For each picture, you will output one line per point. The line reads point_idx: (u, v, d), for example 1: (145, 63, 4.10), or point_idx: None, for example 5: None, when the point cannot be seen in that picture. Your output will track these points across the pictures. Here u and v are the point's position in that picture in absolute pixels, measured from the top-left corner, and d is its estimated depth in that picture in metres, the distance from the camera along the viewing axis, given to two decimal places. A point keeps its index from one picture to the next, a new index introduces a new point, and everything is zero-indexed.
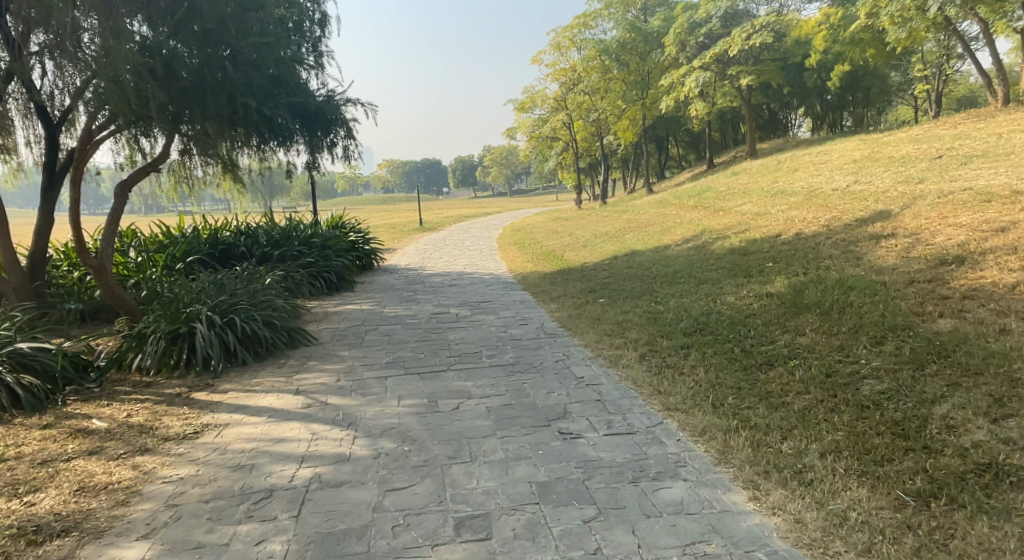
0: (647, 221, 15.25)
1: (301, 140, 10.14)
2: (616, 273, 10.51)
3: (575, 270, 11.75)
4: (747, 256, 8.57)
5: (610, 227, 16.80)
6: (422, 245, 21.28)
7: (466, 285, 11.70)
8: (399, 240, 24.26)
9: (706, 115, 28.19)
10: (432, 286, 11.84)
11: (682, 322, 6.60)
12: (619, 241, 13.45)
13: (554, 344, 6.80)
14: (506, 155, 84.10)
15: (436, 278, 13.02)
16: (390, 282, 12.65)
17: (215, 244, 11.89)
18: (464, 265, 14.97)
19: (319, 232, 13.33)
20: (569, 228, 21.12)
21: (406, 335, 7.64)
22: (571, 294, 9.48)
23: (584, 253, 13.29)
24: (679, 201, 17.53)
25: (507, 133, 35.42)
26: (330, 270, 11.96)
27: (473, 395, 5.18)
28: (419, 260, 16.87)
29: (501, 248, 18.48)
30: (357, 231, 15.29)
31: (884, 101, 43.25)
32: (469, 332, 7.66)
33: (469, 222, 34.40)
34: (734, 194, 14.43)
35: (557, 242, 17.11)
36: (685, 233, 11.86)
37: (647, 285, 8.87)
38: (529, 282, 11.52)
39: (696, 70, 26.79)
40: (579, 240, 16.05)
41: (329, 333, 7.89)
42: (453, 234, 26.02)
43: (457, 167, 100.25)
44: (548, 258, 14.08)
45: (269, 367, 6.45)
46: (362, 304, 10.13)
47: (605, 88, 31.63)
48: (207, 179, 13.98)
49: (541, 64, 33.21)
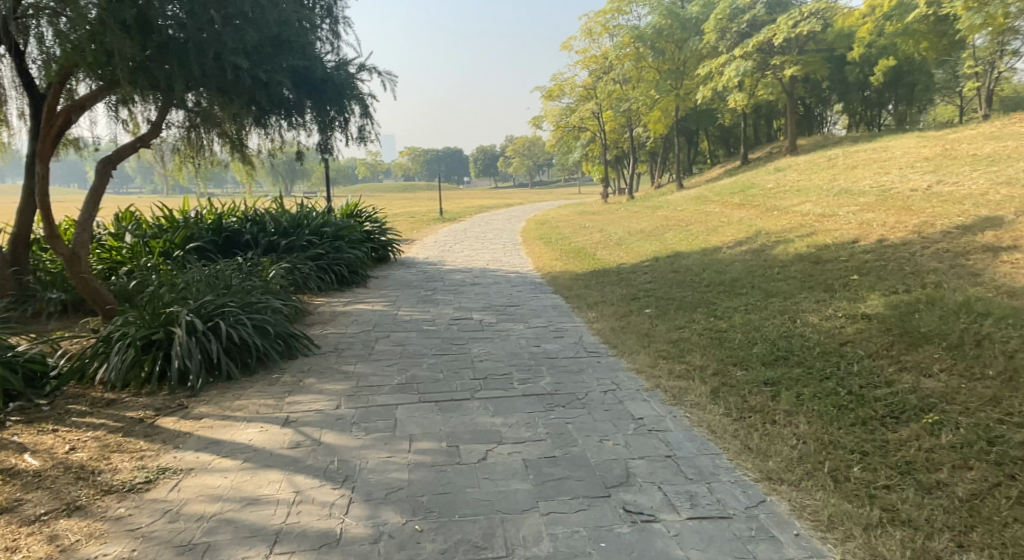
0: (687, 219, 14.06)
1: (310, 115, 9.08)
2: (659, 277, 9.35)
3: (612, 271, 10.61)
4: (819, 265, 7.37)
5: (646, 224, 15.61)
6: (443, 237, 20.21)
7: (490, 284, 10.61)
8: (418, 230, 23.24)
9: (745, 107, 26.82)
10: (453, 284, 10.77)
11: (756, 346, 5.44)
12: (658, 240, 12.29)
13: (598, 366, 5.69)
14: (530, 145, 82.81)
15: (457, 274, 11.94)
16: (407, 278, 11.59)
17: (218, 232, 10.87)
18: (488, 260, 13.87)
19: (333, 221, 12.34)
20: (598, 223, 19.94)
21: (423, 346, 6.56)
22: (610, 301, 8.34)
23: (620, 252, 12.15)
24: (720, 198, 16.32)
25: (534, 121, 34.25)
26: (341, 263, 10.94)
27: (504, 440, 4.07)
28: (439, 253, 15.80)
29: (526, 242, 17.37)
30: (374, 220, 14.24)
31: (928, 99, 41.45)
32: (496, 345, 6.55)
33: (492, 213, 33.31)
34: (785, 193, 13.21)
35: (588, 238, 15.95)
36: (735, 233, 10.67)
37: (699, 294, 7.71)
38: (560, 283, 10.40)
39: (737, 59, 25.41)
40: (612, 237, 14.89)
41: (335, 340, 6.83)
42: (474, 225, 24.94)
43: (480, 156, 99.11)
44: (580, 256, 12.94)
45: (257, 385, 5.38)
46: (374, 303, 9.08)
47: (638, 77, 30.30)
48: (215, 158, 13.00)
49: (570, 50, 31.92)
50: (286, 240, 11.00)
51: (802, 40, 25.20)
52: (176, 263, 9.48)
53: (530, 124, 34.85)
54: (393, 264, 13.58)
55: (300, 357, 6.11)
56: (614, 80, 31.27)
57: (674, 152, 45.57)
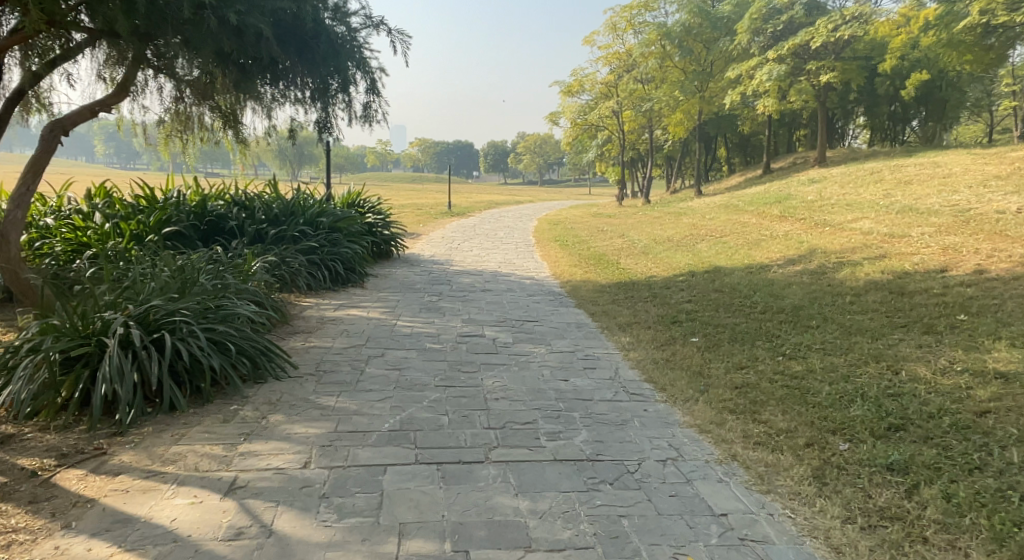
0: (719, 229, 12.80)
1: (304, 77, 7.91)
2: (700, 296, 8.07)
3: (641, 286, 9.34)
4: (904, 297, 6.14)
5: (671, 232, 14.36)
6: (449, 233, 18.98)
7: (503, 293, 9.38)
8: (424, 224, 21.97)
9: (774, 114, 25.59)
10: (460, 291, 9.53)
11: (855, 405, 4.25)
12: (691, 252, 11.04)
13: (646, 417, 4.44)
14: (542, 143, 81.67)
15: (465, 278, 10.70)
16: (410, 279, 10.39)
17: (201, 218, 9.64)
18: (499, 263, 12.67)
19: (332, 210, 11.09)
20: (615, 227, 18.69)
21: (423, 373, 5.32)
22: (646, 325, 7.06)
23: (648, 263, 10.92)
24: (753, 207, 15.08)
25: (550, 116, 32.95)
26: (336, 258, 9.71)
27: (534, 546, 2.86)
28: (446, 251, 14.58)
29: (540, 244, 16.14)
30: (377, 211, 13.01)
31: (957, 116, 40.23)
32: (514, 376, 5.31)
33: (501, 210, 31.97)
34: (831, 207, 11.96)
35: (607, 244, 14.72)
36: (783, 250, 9.44)
37: (756, 322, 6.47)
38: (583, 296, 9.15)
39: (770, 63, 24.20)
40: (634, 244, 13.65)
41: (317, 359, 5.61)
42: (483, 221, 23.68)
43: (491, 151, 97.83)
44: (601, 265, 11.70)
45: (206, 421, 4.15)
46: (370, 309, 7.86)
47: (662, 76, 29.02)
48: (206, 134, 11.78)
49: (592, 46, 30.69)
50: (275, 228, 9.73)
51: (840, 45, 23.96)
52: (146, 248, 8.26)
53: (546, 119, 33.59)
54: (394, 261, 12.35)
55: (268, 382, 4.86)
56: (637, 79, 30.03)
57: (692, 157, 44.27)
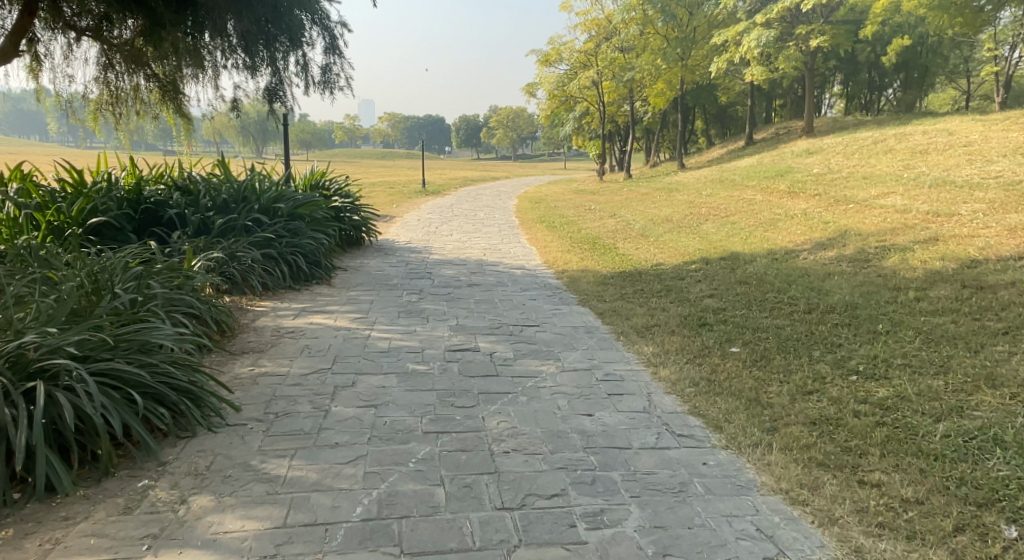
0: (722, 207, 11.76)
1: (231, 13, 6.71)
2: (723, 291, 6.93)
3: (650, 277, 8.20)
4: (986, 295, 5.13)
5: (668, 211, 13.29)
6: (426, 214, 17.75)
7: (492, 290, 8.19)
8: (398, 204, 20.67)
9: (761, 82, 24.77)
10: (443, 287, 8.31)
11: (996, 459, 3.19)
12: (698, 236, 9.96)
13: (707, 477, 3.31)
14: (515, 116, 80.21)
15: (447, 271, 9.48)
16: (385, 272, 9.19)
17: (137, 207, 8.22)
18: (484, 250, 11.51)
19: (292, 193, 9.71)
20: (603, 206, 17.61)
21: (405, 412, 4.12)
22: (669, 331, 5.89)
23: (651, 249, 9.81)
24: (754, 182, 14.16)
25: (527, 88, 31.71)
26: (298, 251, 8.41)
27: None
28: (424, 236, 13.37)
29: (525, 225, 15.01)
30: (344, 193, 11.68)
31: (936, 82, 39.98)
32: (522, 412, 4.15)
33: (478, 187, 30.74)
34: (845, 180, 10.97)
35: (599, 224, 13.65)
36: (806, 230, 8.43)
37: (805, 325, 5.38)
38: (585, 291, 7.99)
39: (757, 27, 23.57)
40: (629, 226, 12.55)
41: (268, 394, 4.39)
42: (460, 201, 22.43)
43: (462, 126, 95.95)
44: (599, 251, 10.57)
45: (97, 513, 2.93)
46: (338, 314, 6.64)
47: (643, 42, 28.54)
48: (142, 107, 10.34)
49: (569, 13, 29.60)
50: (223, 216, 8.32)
51: (829, 8, 23.21)
52: (66, 245, 6.90)
53: (523, 91, 32.33)
54: (366, 250, 11.10)
55: (196, 435, 3.65)
56: (617, 47, 28.96)
57: (671, 130, 43.34)
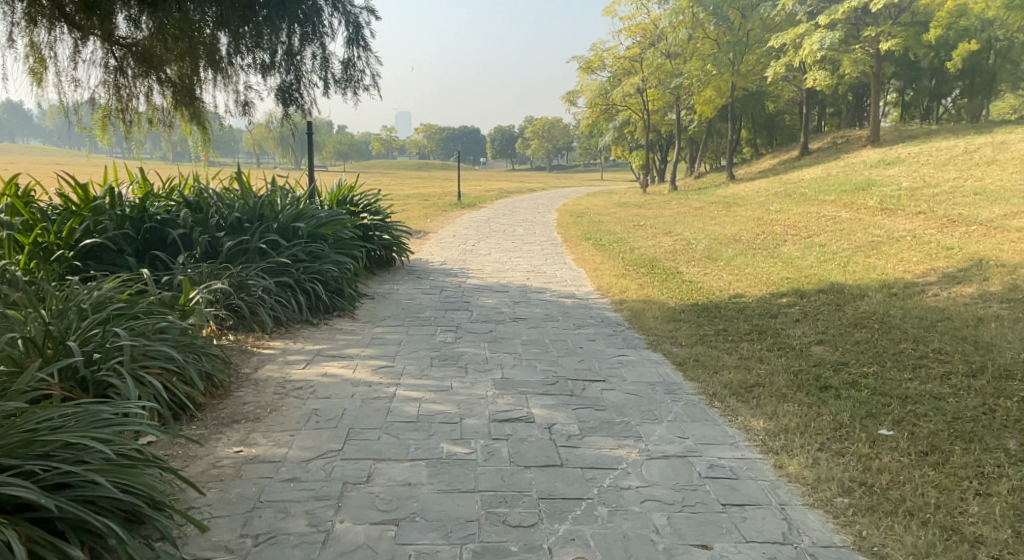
0: (801, 227, 10.35)
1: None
2: (834, 338, 5.58)
3: (733, 313, 6.83)
4: None
5: (733, 229, 11.91)
6: (461, 229, 16.62)
7: (542, 327, 6.88)
8: (431, 218, 19.57)
9: (823, 87, 23.36)
10: (483, 321, 7.05)
11: None
12: (781, 261, 8.58)
13: None
14: (552, 127, 79.41)
15: (488, 300, 8.23)
16: (417, 301, 8.00)
17: (139, 227, 7.14)
18: (528, 273, 10.28)
19: (316, 210, 8.65)
20: (652, 222, 16.27)
21: (437, 537, 2.86)
22: (781, 397, 4.52)
23: (726, 276, 8.44)
24: (828, 196, 12.78)
25: (568, 95, 30.56)
26: (319, 278, 7.26)
27: None
28: (461, 254, 12.20)
29: (569, 243, 13.78)
30: (373, 209, 10.55)
31: (1001, 89, 38.15)
32: (611, 541, 2.85)
33: (515, 199, 29.55)
34: (949, 197, 9.53)
35: (653, 243, 12.37)
36: (922, 258, 7.08)
37: (977, 397, 4.11)
38: (655, 329, 6.65)
39: (820, 30, 22.29)
40: (691, 246, 11.20)
41: (250, 496, 3.16)
42: (496, 214, 21.26)
43: (499, 137, 95.31)
44: (661, 276, 9.23)
45: None
46: (358, 359, 5.42)
47: (692, 47, 27.35)
48: (154, 113, 9.23)
49: (613, 17, 28.52)
50: (234, 237, 7.18)
51: (898, 9, 21.82)
52: (46, 273, 5.82)
53: (564, 99, 31.14)
54: (397, 272, 9.95)
55: None
56: (665, 53, 27.73)
57: (715, 140, 41.84)
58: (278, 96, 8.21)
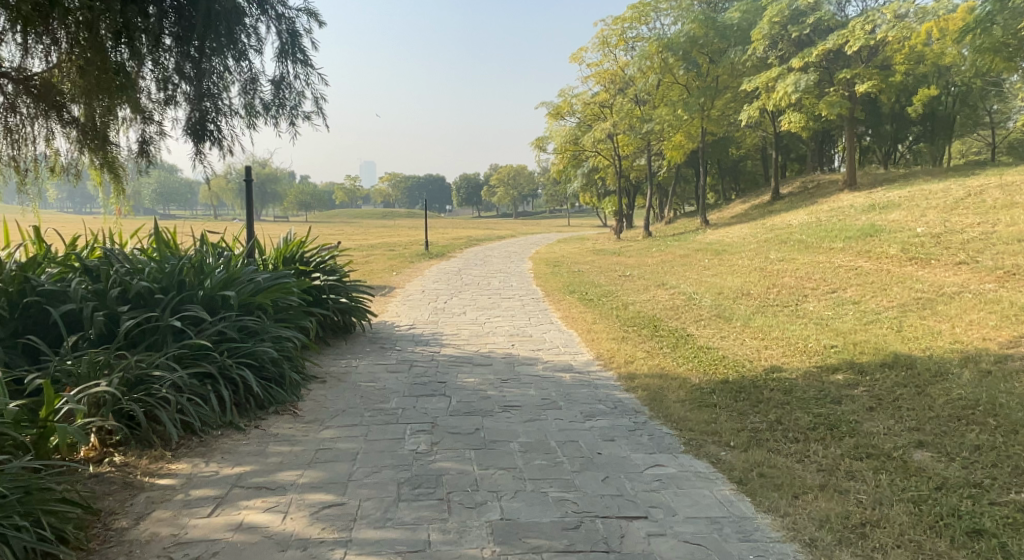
0: (820, 280, 9.13)
1: None
2: (936, 441, 4.22)
3: (780, 397, 5.42)
4: None
5: (737, 282, 10.63)
6: (429, 283, 15.12)
7: (540, 418, 5.38)
8: (396, 270, 18.03)
9: (799, 130, 22.86)
10: (463, 413, 5.53)
11: None
12: (814, 322, 7.27)
13: None
14: (516, 174, 79.02)
15: (468, 378, 6.71)
16: (379, 384, 6.45)
17: (16, 302, 5.48)
18: (511, 338, 8.82)
19: (254, 270, 7.08)
20: (638, 271, 14.98)
21: None
22: (917, 552, 3.15)
23: (752, 344, 7.09)
24: (833, 243, 11.71)
25: (537, 141, 29.69)
26: (250, 363, 5.68)
27: None
28: (431, 315, 10.69)
29: (552, 298, 12.39)
30: (329, 266, 8.81)
31: (959, 132, 38.81)
32: None
33: (485, 247, 28.21)
34: (987, 246, 8.43)
35: (647, 298, 11.06)
36: (998, 324, 5.87)
37: None
38: (687, 421, 5.19)
39: (793, 72, 21.82)
40: (694, 302, 9.86)
41: None
42: (466, 264, 19.79)
43: (463, 184, 94.61)
44: (670, 341, 7.86)
45: None
46: (290, 494, 3.87)
47: (662, 92, 26.76)
48: (56, 162, 7.56)
49: (580, 64, 27.83)
50: (138, 312, 5.56)
51: (871, 52, 21.54)
52: None
53: (532, 145, 30.24)
54: (356, 342, 8.38)
55: None
56: (634, 99, 27.03)
57: (684, 184, 41.50)
58: (188, 130, 6.68)
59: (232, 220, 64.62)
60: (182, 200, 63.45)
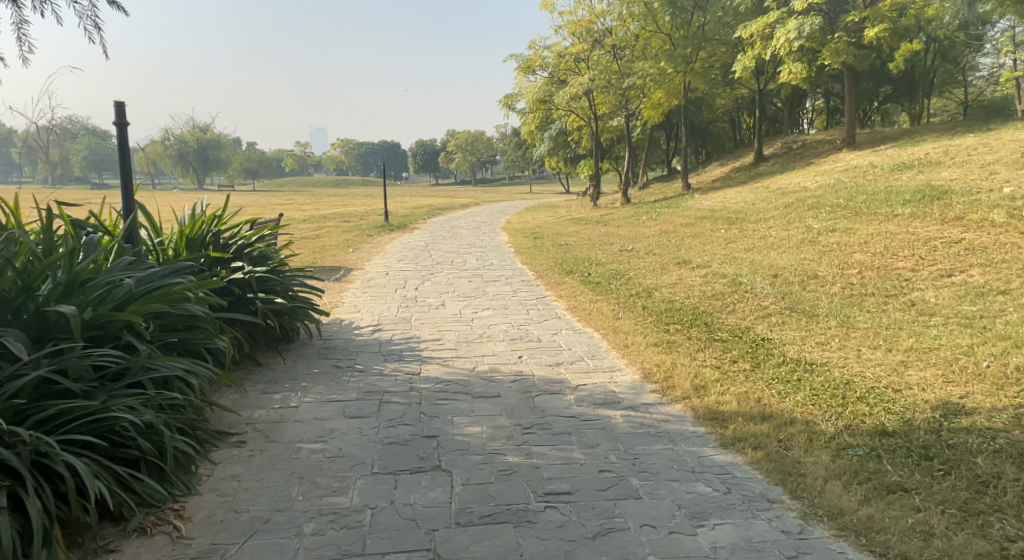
0: (915, 258, 7.03)
1: None
2: None
3: (1019, 474, 3.23)
4: None
5: (789, 259, 8.47)
6: (393, 262, 12.64)
7: (617, 528, 3.04)
8: (353, 246, 15.45)
9: (797, 82, 20.96)
10: (479, 518, 3.17)
11: None
12: (958, 324, 5.15)
13: None
14: (475, 140, 76.14)
15: (470, 426, 4.35)
16: (329, 444, 4.02)
17: None
18: (515, 345, 6.49)
19: (128, 265, 4.59)
20: (641, 245, 12.82)
21: None
22: None
23: (874, 359, 4.92)
24: (890, 207, 9.70)
25: (506, 98, 27.09)
26: (98, 436, 3.24)
27: None
28: (401, 309, 8.27)
29: (548, 282, 10.10)
30: (257, 249, 6.31)
31: (936, 91, 37.75)
32: None
33: (449, 217, 25.69)
34: None
35: (671, 281, 8.87)
36: None
37: None
38: (882, 530, 2.94)
39: (793, 17, 19.84)
40: (744, 287, 7.66)
41: None
42: (433, 237, 17.27)
43: (419, 151, 90.97)
44: (745, 352, 5.62)
45: None
46: None
47: (643, 44, 24.92)
48: None
49: (552, 11, 25.30)
50: None
51: None
52: None
53: (501, 103, 27.64)
54: (297, 360, 5.91)
55: None
56: (612, 51, 24.64)
57: (656, 147, 39.51)
58: None
59: (173, 189, 60.34)
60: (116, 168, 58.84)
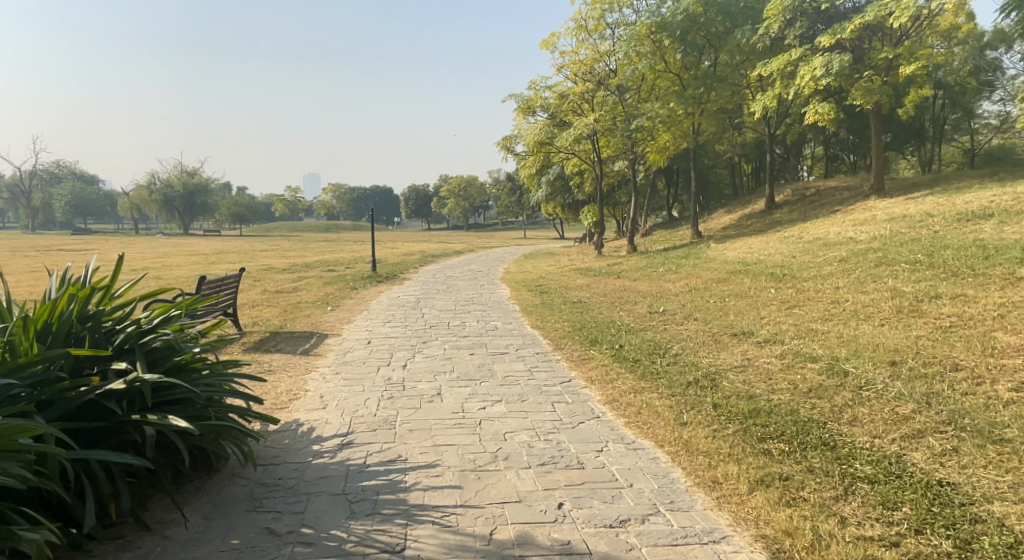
0: None
1: None
2: None
3: None
4: None
5: (897, 336, 6.41)
6: (376, 325, 10.50)
7: None
8: (331, 302, 13.30)
9: (822, 124, 19.22)
10: None
11: None
12: None
13: None
14: (468, 185, 74.67)
15: None
16: None
17: None
18: (547, 478, 4.35)
19: None
20: (673, 305, 10.76)
21: None
22: None
23: None
24: (1003, 268, 7.68)
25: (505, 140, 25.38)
26: None
27: None
28: (381, 403, 6.09)
29: (569, 357, 7.97)
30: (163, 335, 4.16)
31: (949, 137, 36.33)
32: None
33: (442, 266, 23.66)
34: None
35: (736, 362, 6.77)
36: None
37: None
38: None
39: (820, 52, 18.15)
40: (855, 379, 5.58)
41: None
42: (425, 290, 15.11)
43: (411, 196, 89.39)
44: (930, 513, 3.54)
45: None
46: None
47: (651, 84, 23.32)
48: None
49: (553, 50, 23.79)
50: None
51: (912, 30, 18.05)
52: None
53: (499, 145, 25.91)
54: (206, 515, 3.72)
55: None
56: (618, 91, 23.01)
57: (658, 193, 37.91)
58: None
59: (155, 235, 58.27)
60: (98, 213, 56.89)
